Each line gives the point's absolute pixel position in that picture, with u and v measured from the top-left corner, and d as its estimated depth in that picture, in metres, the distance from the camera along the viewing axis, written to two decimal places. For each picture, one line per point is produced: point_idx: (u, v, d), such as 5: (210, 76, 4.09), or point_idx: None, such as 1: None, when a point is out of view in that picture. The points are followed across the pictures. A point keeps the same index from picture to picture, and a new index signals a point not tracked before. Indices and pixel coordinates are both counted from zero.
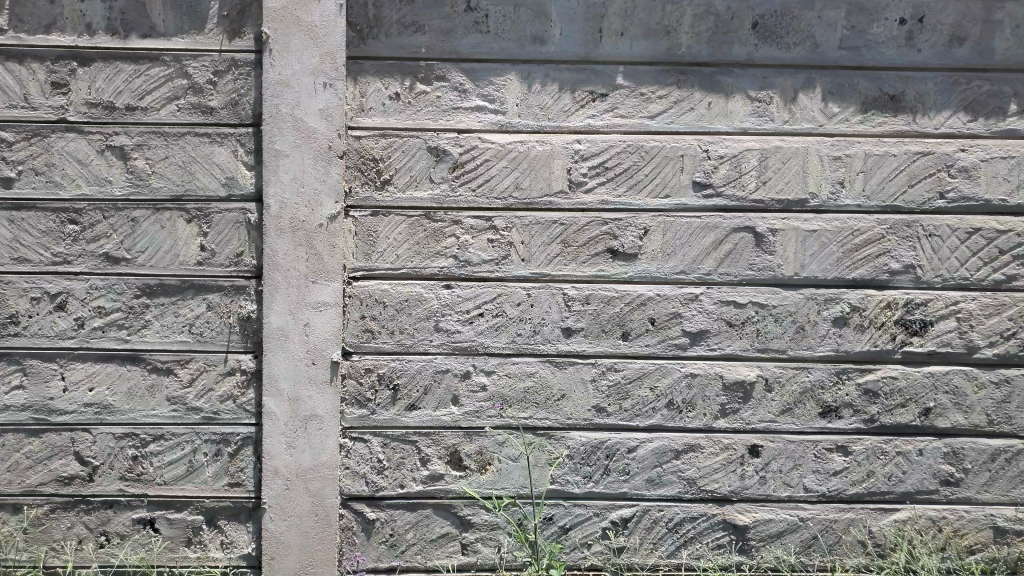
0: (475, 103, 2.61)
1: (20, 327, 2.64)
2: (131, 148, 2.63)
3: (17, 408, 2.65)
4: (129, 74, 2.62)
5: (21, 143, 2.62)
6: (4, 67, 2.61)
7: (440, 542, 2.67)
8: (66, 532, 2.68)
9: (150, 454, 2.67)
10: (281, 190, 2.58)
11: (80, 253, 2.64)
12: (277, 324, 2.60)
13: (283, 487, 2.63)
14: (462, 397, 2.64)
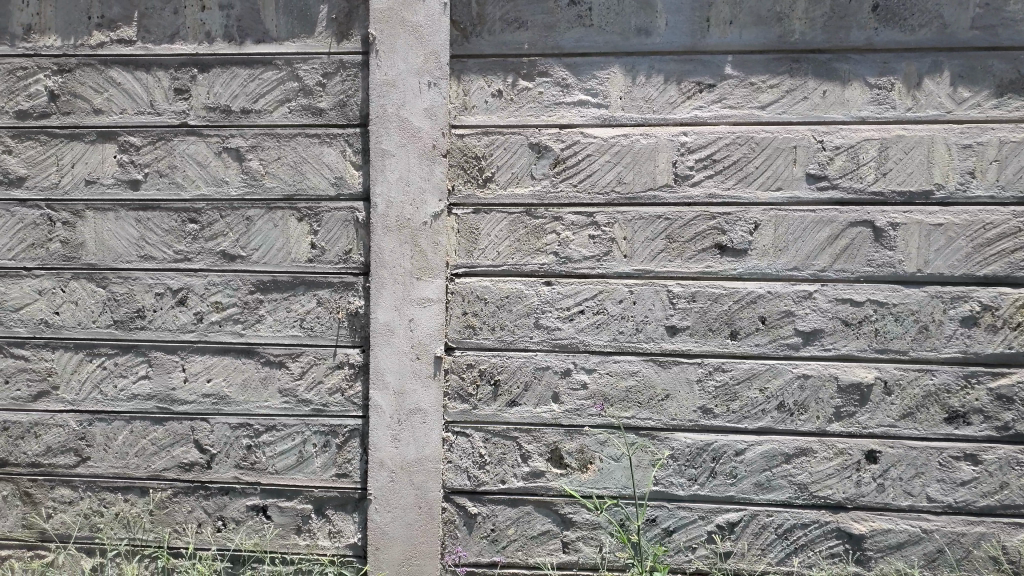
0: (578, 98, 2.59)
1: (146, 321, 2.80)
2: (247, 150, 2.74)
3: (144, 397, 2.81)
4: (245, 79, 2.74)
5: (147, 147, 2.78)
6: (131, 75, 2.77)
7: (542, 539, 2.66)
8: (187, 515, 2.82)
9: (263, 444, 2.78)
10: (387, 189, 2.64)
11: (200, 250, 2.78)
12: (383, 320, 2.66)
13: (388, 479, 2.69)
14: (564, 395, 2.62)
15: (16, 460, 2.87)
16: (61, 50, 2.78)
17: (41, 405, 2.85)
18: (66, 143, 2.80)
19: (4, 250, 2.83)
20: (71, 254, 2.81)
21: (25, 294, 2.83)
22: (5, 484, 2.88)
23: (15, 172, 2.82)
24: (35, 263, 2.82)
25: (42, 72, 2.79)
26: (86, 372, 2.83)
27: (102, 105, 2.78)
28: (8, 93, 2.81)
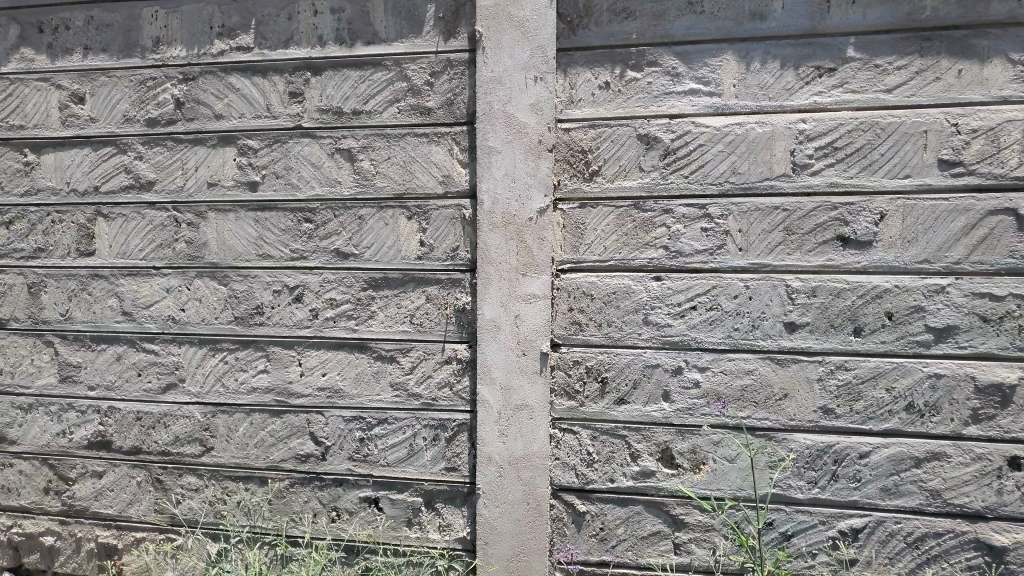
0: (690, 87, 2.51)
1: (265, 317, 2.91)
2: (358, 150, 2.81)
3: (263, 390, 2.92)
4: (355, 80, 2.80)
5: (265, 150, 2.88)
6: (250, 81, 2.89)
7: (652, 540, 2.61)
8: (303, 505, 2.92)
9: (375, 437, 2.84)
10: (493, 185, 2.64)
11: (315, 249, 2.86)
12: (489, 316, 2.67)
13: (495, 474, 2.70)
14: (674, 393, 2.56)
15: (147, 448, 3.04)
16: (186, 59, 2.92)
17: (169, 397, 3.01)
18: (191, 147, 2.94)
19: (136, 250, 3.01)
20: (195, 254, 2.96)
21: (155, 292, 2.99)
22: (138, 471, 3.06)
23: (145, 177, 2.98)
24: (163, 262, 2.98)
25: (168, 81, 2.94)
26: (210, 366, 2.97)
27: (223, 111, 2.91)
28: (138, 102, 2.97)
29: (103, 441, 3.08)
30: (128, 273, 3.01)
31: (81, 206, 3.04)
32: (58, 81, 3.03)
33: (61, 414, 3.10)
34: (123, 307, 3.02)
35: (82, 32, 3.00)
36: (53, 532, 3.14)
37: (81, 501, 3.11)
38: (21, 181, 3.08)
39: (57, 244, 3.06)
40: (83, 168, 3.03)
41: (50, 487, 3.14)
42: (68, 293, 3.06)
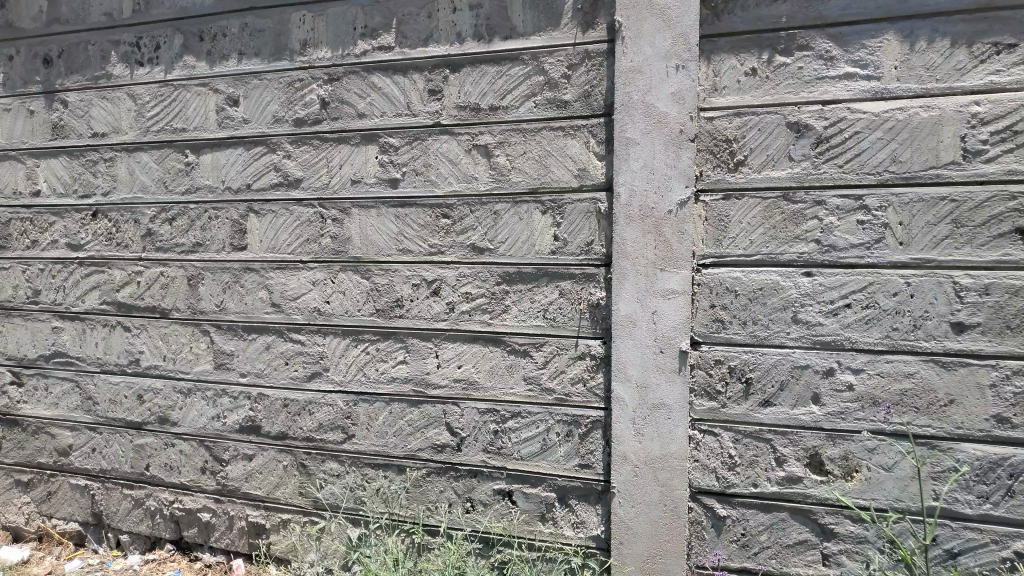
0: (845, 70, 2.36)
1: (404, 310, 2.98)
2: (495, 145, 2.82)
3: (401, 380, 3.00)
4: (493, 76, 2.81)
5: (405, 147, 2.95)
6: (391, 79, 2.96)
7: (799, 549, 2.48)
8: (439, 495, 2.98)
9: (509, 430, 2.85)
10: (631, 178, 2.59)
11: (451, 244, 2.90)
12: (625, 312, 2.62)
13: (631, 473, 2.65)
14: (825, 396, 2.42)
15: (293, 434, 3.19)
16: (331, 61, 3.03)
17: (314, 385, 3.14)
18: (335, 146, 3.05)
19: (284, 245, 3.15)
20: (339, 248, 3.07)
21: (301, 285, 3.13)
22: (285, 455, 3.21)
23: (293, 175, 3.12)
24: (309, 256, 3.11)
25: (315, 82, 3.06)
26: (352, 356, 3.08)
27: (365, 109, 3.00)
28: (287, 103, 3.11)
29: (254, 425, 3.25)
30: (277, 267, 3.16)
31: (235, 203, 3.22)
32: (216, 85, 3.21)
33: (217, 399, 3.30)
34: (272, 299, 3.18)
35: (236, 37, 3.16)
36: (209, 510, 3.36)
37: (234, 482, 3.30)
38: (182, 180, 3.29)
39: (213, 239, 3.26)
40: (237, 167, 3.21)
41: (207, 467, 3.34)
42: (224, 285, 3.25)
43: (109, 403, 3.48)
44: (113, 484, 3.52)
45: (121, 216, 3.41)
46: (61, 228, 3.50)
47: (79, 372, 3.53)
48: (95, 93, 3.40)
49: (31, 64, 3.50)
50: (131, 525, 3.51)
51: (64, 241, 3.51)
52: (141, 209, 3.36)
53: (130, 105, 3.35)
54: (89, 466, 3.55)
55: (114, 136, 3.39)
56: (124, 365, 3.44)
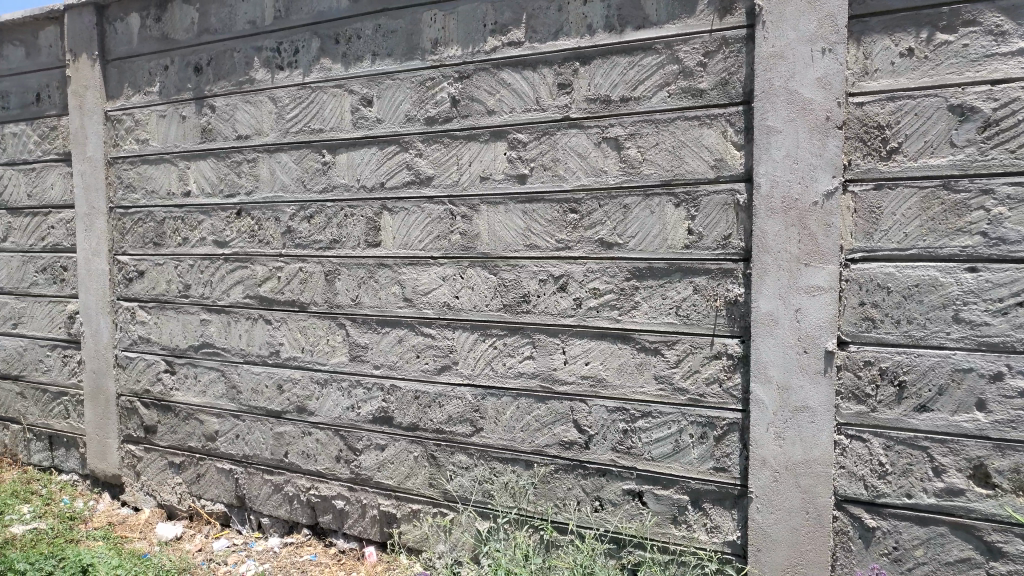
0: (1018, 46, 2.16)
1: (531, 305, 2.98)
2: (626, 138, 2.77)
3: (528, 376, 3.00)
4: (625, 67, 2.75)
5: (533, 142, 2.94)
6: (521, 74, 2.95)
7: (960, 568, 2.30)
8: (567, 492, 2.96)
9: (639, 429, 2.80)
10: (772, 168, 2.48)
11: (580, 239, 2.87)
12: (766, 309, 2.51)
13: (770, 478, 2.54)
14: (992, 403, 2.23)
15: (423, 426, 3.25)
16: (462, 58, 3.06)
17: (443, 378, 3.19)
18: (465, 143, 3.08)
19: (415, 241, 3.22)
20: (468, 245, 3.10)
21: (432, 280, 3.18)
22: (415, 447, 3.28)
23: (425, 172, 3.17)
24: (440, 252, 3.16)
25: (446, 81, 3.10)
26: (480, 351, 3.10)
27: (495, 106, 3.01)
28: (418, 102, 3.17)
29: (386, 416, 3.34)
30: (409, 262, 3.23)
31: (369, 201, 3.31)
32: (350, 86, 3.31)
33: (351, 390, 3.41)
34: (404, 294, 3.25)
35: (371, 39, 3.24)
36: (343, 497, 3.48)
37: (366, 471, 3.40)
38: (319, 178, 3.42)
39: (348, 236, 3.37)
40: (370, 166, 3.30)
41: (341, 456, 3.46)
42: (358, 280, 3.36)
43: (251, 392, 3.67)
44: (255, 469, 3.71)
45: (263, 214, 3.57)
46: (210, 226, 3.72)
47: (225, 362, 3.73)
48: (240, 98, 3.58)
49: (183, 72, 3.73)
50: (271, 509, 3.68)
51: (212, 239, 3.72)
52: (281, 207, 3.52)
53: (271, 108, 3.51)
54: (234, 451, 3.75)
55: (256, 138, 3.56)
56: (265, 356, 3.62)
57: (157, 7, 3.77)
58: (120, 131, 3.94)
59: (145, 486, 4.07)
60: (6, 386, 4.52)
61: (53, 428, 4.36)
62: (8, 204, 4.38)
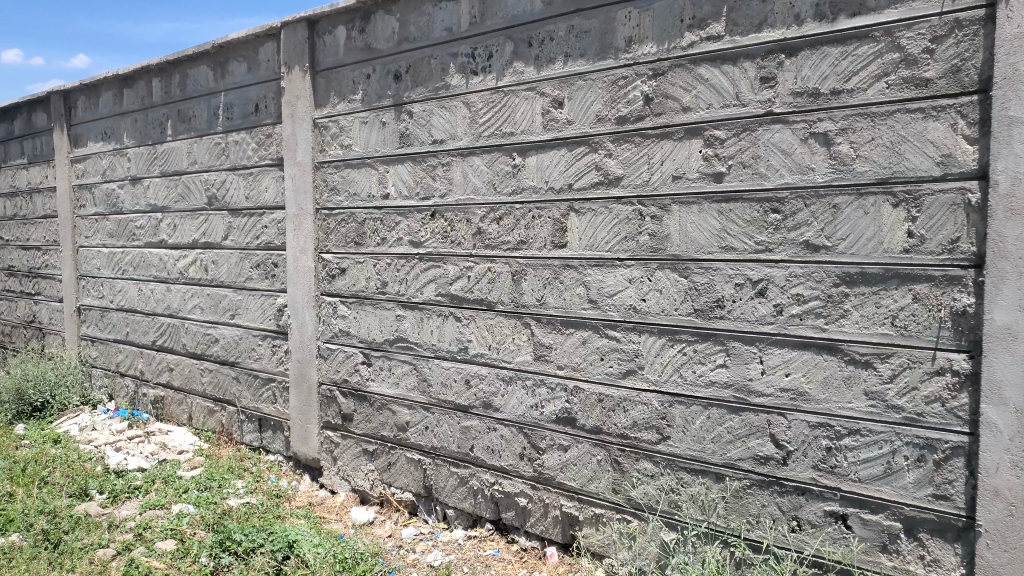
0: None
1: (725, 311, 2.85)
2: (836, 133, 2.57)
3: (721, 385, 2.88)
4: (837, 57, 2.56)
5: (732, 139, 2.81)
6: (720, 69, 2.82)
7: None
8: (761, 509, 2.82)
9: (845, 447, 2.61)
10: (1014, 165, 2.22)
11: (782, 241, 2.71)
12: (1002, 323, 2.26)
13: (1005, 511, 2.28)
14: None
15: (608, 430, 3.21)
16: (656, 55, 2.98)
17: (629, 382, 3.13)
18: (657, 142, 2.99)
19: (603, 242, 3.18)
20: (658, 246, 3.01)
21: (619, 282, 3.13)
22: (599, 450, 3.25)
23: (614, 173, 3.13)
24: (628, 254, 3.10)
25: (639, 79, 3.03)
26: (669, 356, 3.01)
27: (691, 103, 2.90)
28: (610, 101, 3.12)
29: (570, 417, 3.33)
30: (596, 264, 3.20)
31: (557, 202, 3.31)
32: (542, 88, 3.33)
33: (535, 389, 3.44)
34: (590, 295, 3.22)
35: (563, 41, 3.24)
36: (526, 495, 3.51)
37: (549, 471, 3.42)
38: (510, 181, 3.47)
39: (536, 237, 3.39)
40: (560, 167, 3.30)
41: (524, 453, 3.50)
42: (544, 280, 3.37)
43: (440, 386, 3.80)
44: (442, 461, 3.83)
45: (455, 216, 3.68)
46: (406, 227, 3.89)
47: (417, 356, 3.89)
48: (436, 103, 3.71)
49: (384, 80, 3.92)
50: (456, 501, 3.79)
51: (408, 239, 3.89)
52: (473, 209, 3.61)
53: (465, 112, 3.60)
54: (423, 443, 3.90)
55: (450, 141, 3.67)
56: (454, 352, 3.73)
57: (362, 19, 4.00)
58: (326, 137, 4.22)
59: (340, 471, 4.33)
60: (224, 370, 4.98)
61: (263, 411, 4.74)
62: (229, 205, 4.82)
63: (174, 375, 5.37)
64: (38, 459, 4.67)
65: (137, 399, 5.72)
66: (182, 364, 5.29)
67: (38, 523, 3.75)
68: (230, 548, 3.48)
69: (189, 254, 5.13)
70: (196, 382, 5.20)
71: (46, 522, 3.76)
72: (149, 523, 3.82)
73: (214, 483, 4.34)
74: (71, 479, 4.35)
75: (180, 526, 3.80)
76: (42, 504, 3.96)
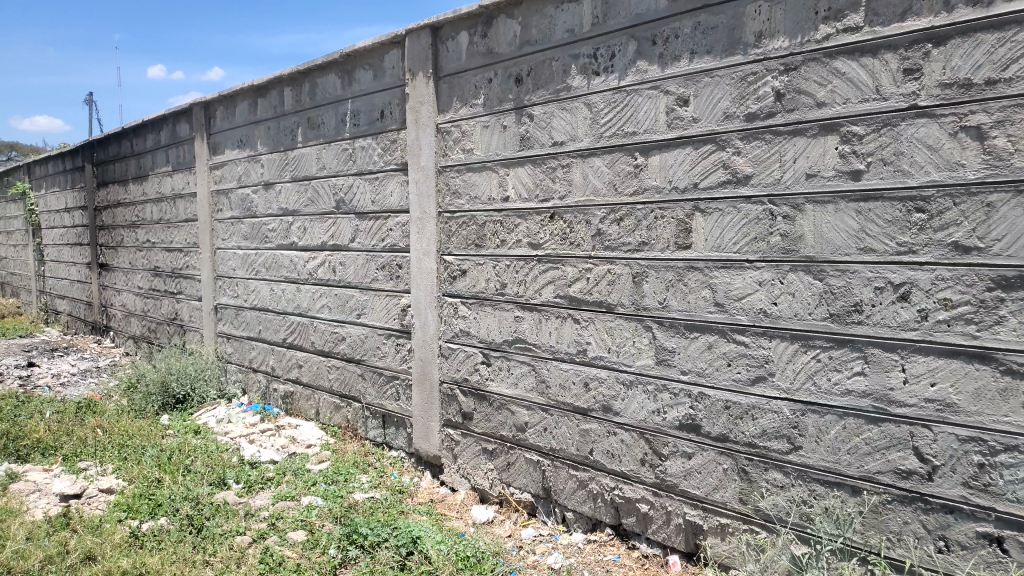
0: None
1: (864, 316, 2.71)
2: (992, 126, 2.39)
3: (859, 394, 2.73)
4: (993, 44, 2.38)
5: (872, 135, 2.66)
6: (858, 62, 2.67)
7: None
8: (903, 526, 2.66)
9: (1000, 464, 2.42)
10: None
11: (927, 242, 2.55)
12: None
13: None
14: None
15: (734, 438, 3.12)
16: (789, 49, 2.85)
17: (758, 390, 3.02)
18: (789, 139, 2.87)
19: (730, 243, 3.08)
20: (790, 247, 2.90)
21: (747, 285, 3.03)
22: (725, 459, 3.15)
23: (742, 172, 3.03)
24: (758, 255, 2.99)
25: (769, 74, 2.92)
26: (801, 362, 2.89)
27: (826, 98, 2.77)
28: (738, 98, 3.02)
29: (694, 424, 3.25)
30: (723, 266, 3.10)
31: (681, 203, 3.24)
32: (667, 87, 3.26)
33: (657, 394, 3.38)
34: (716, 298, 3.13)
35: (689, 38, 3.16)
36: (647, 501, 3.46)
37: (672, 477, 3.35)
38: (631, 181, 3.42)
39: (659, 238, 3.33)
40: (684, 167, 3.22)
41: (646, 459, 3.44)
42: (667, 283, 3.30)
43: (559, 388, 3.79)
44: (561, 464, 3.83)
45: (575, 217, 3.67)
46: (525, 229, 3.91)
47: (536, 357, 3.90)
48: (557, 105, 3.71)
49: (506, 83, 3.96)
50: (575, 504, 3.78)
51: (527, 241, 3.90)
52: (593, 210, 3.58)
53: (587, 113, 3.58)
54: (542, 444, 3.91)
55: (571, 143, 3.65)
56: (574, 354, 3.71)
57: (484, 24, 4.05)
58: (448, 142, 4.30)
59: (461, 469, 4.40)
60: (350, 368, 5.17)
61: (387, 408, 4.89)
62: (356, 209, 5.00)
63: (303, 372, 5.62)
64: (182, 448, 4.99)
65: (269, 393, 6.03)
66: (311, 361, 5.53)
67: (183, 509, 4.00)
68: (357, 541, 3.60)
69: (319, 256, 5.36)
70: (324, 379, 5.42)
71: (190, 508, 4.01)
72: (282, 514, 4.01)
73: (341, 477, 4.51)
74: (211, 468, 4.62)
75: (310, 517, 3.97)
76: (186, 490, 4.23)
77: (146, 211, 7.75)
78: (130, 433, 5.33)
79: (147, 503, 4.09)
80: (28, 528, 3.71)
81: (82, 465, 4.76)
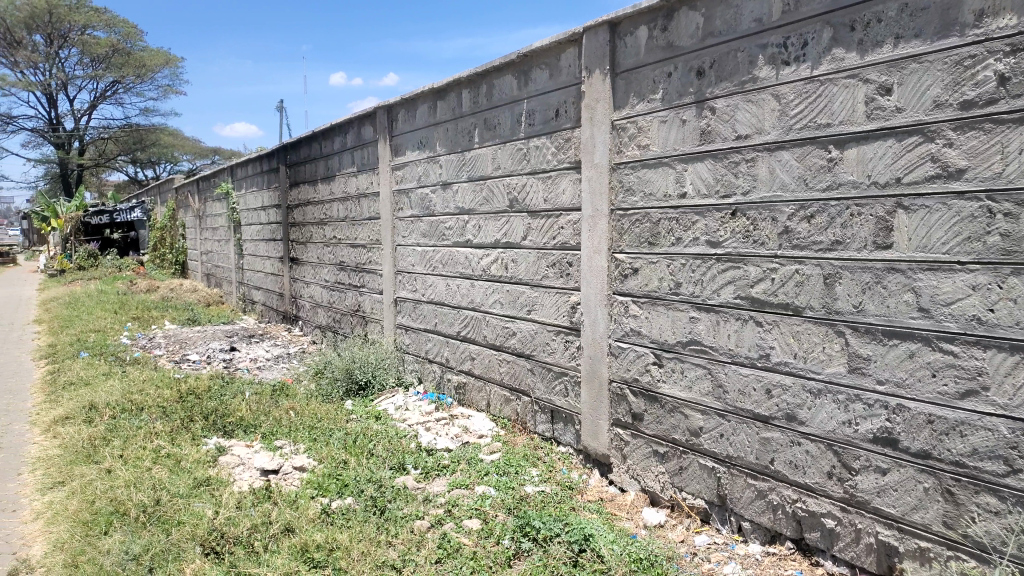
0: None
1: None
2: None
3: None
4: None
5: None
6: None
7: None
8: None
9: None
10: None
11: None
12: None
13: None
14: None
15: (938, 455, 2.86)
16: (1018, 28, 2.56)
17: (968, 405, 2.75)
18: (1015, 128, 2.59)
19: (938, 243, 2.83)
20: (1011, 249, 2.61)
21: (958, 289, 2.76)
22: (927, 477, 2.90)
23: (956, 165, 2.76)
24: (971, 257, 2.72)
25: (992, 57, 2.63)
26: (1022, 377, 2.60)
27: None
28: (952, 84, 2.75)
29: (890, 438, 3.02)
30: (929, 268, 2.85)
31: (882, 199, 3.01)
32: (867, 75, 3.03)
33: (849, 404, 3.16)
34: (920, 303, 2.88)
35: (894, 21, 2.92)
36: (834, 517, 3.26)
37: (864, 494, 3.13)
38: (824, 176, 3.21)
39: (854, 237, 3.11)
40: (885, 161, 2.99)
41: (834, 472, 3.24)
42: (864, 285, 3.08)
43: (738, 393, 3.65)
44: (738, 471, 3.68)
45: (758, 215, 3.50)
46: (703, 227, 3.79)
47: (712, 360, 3.77)
48: (742, 99, 3.56)
49: (686, 77, 3.86)
50: (753, 514, 3.63)
51: (705, 239, 3.78)
52: (779, 207, 3.40)
53: (774, 106, 3.41)
54: (717, 450, 3.78)
55: (756, 137, 3.49)
56: (755, 358, 3.55)
57: (665, 17, 3.96)
58: (623, 139, 4.25)
59: (631, 469, 4.36)
60: (520, 363, 5.26)
61: (556, 404, 4.92)
62: (529, 207, 5.07)
63: (475, 364, 5.79)
64: (365, 433, 5.29)
65: (442, 384, 6.27)
66: (483, 355, 5.69)
67: (368, 490, 4.25)
68: (530, 534, 3.67)
69: (492, 253, 5.49)
70: (495, 372, 5.55)
71: (374, 490, 4.24)
72: (457, 501, 4.15)
73: (511, 469, 4.60)
74: (391, 453, 4.87)
75: (484, 506, 4.08)
76: (370, 473, 4.48)
77: (333, 209, 8.28)
78: (319, 416, 5.72)
79: (336, 482, 4.36)
80: (235, 497, 4.08)
81: (278, 443, 5.17)
